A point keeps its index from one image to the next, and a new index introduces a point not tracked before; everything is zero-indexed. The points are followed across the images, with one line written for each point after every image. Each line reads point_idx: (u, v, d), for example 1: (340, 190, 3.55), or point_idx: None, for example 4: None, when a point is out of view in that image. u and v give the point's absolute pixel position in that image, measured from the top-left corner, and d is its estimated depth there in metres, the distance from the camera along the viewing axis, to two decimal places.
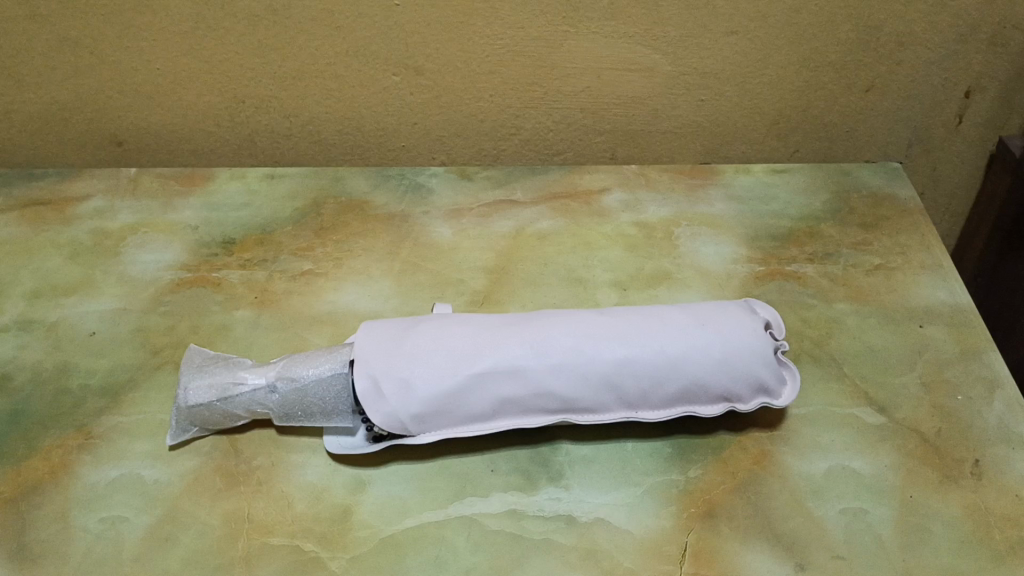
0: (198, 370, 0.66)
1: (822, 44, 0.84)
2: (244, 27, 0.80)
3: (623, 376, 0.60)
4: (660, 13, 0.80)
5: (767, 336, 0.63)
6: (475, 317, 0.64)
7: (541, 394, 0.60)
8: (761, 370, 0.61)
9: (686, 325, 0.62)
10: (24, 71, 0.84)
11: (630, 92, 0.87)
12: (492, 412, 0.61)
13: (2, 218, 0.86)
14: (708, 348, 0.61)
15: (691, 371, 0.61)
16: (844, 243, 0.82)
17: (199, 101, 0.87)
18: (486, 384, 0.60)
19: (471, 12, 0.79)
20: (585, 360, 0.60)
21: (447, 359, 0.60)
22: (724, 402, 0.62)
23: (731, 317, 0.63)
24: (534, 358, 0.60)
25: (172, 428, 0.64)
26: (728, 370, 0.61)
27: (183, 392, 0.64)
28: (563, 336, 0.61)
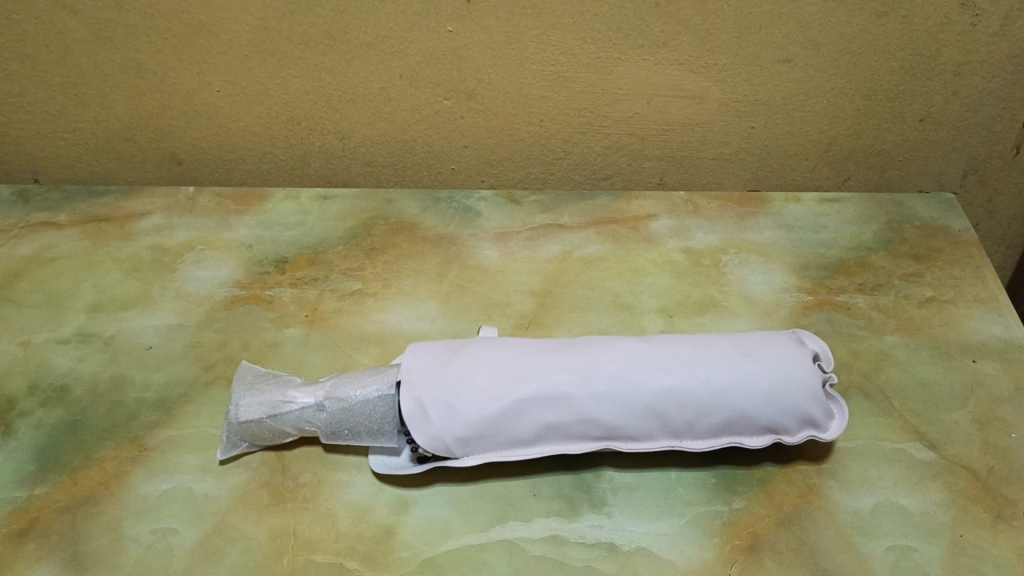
0: (249, 387, 0.67)
1: (875, 73, 0.84)
2: (302, 52, 0.82)
3: (668, 406, 0.60)
4: (712, 41, 0.80)
5: (815, 368, 0.62)
6: (521, 342, 0.65)
7: (586, 421, 0.60)
8: (809, 402, 0.61)
9: (733, 355, 0.62)
10: (91, 92, 0.87)
11: (680, 119, 0.88)
12: (535, 437, 0.61)
13: (66, 233, 0.90)
14: (754, 379, 0.61)
15: (737, 402, 0.60)
16: (895, 274, 0.81)
17: (257, 123, 0.90)
18: (531, 409, 0.60)
19: (523, 38, 0.80)
20: (630, 387, 0.61)
21: (493, 383, 0.61)
22: (770, 434, 0.61)
23: (779, 348, 0.62)
24: (579, 384, 0.61)
25: (223, 443, 0.65)
26: (775, 402, 0.60)
27: (234, 408, 0.65)
28: (608, 363, 0.62)
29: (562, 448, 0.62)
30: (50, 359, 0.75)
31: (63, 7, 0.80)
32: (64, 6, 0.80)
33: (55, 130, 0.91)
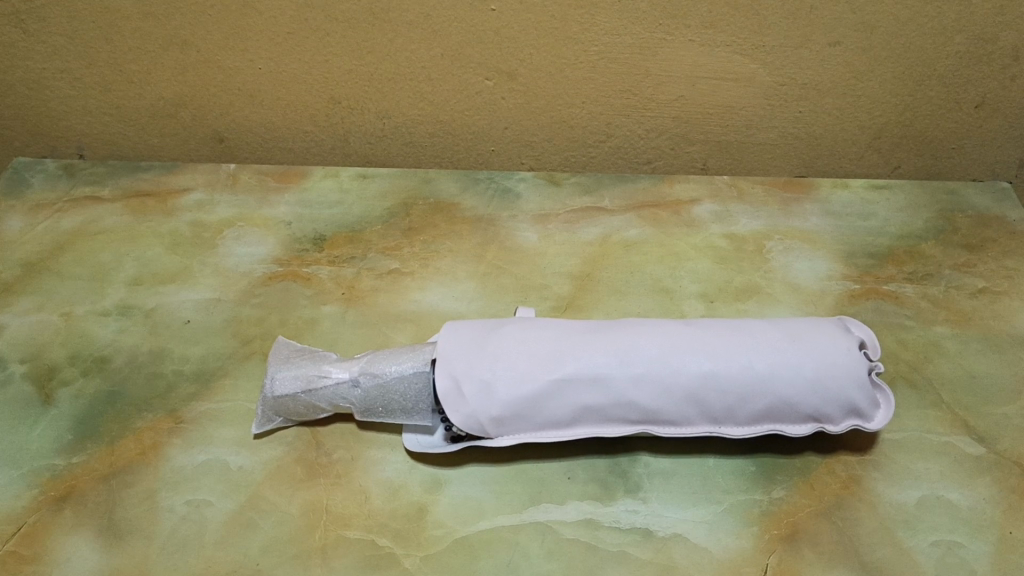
0: (285, 362, 0.67)
1: (930, 56, 0.81)
2: (345, 29, 0.82)
3: (709, 390, 0.59)
4: (761, 22, 0.78)
5: (862, 356, 0.60)
6: (559, 322, 0.64)
7: (624, 404, 0.59)
8: (854, 391, 0.59)
9: (777, 342, 0.60)
10: (135, 68, 0.87)
11: (725, 102, 0.86)
12: (572, 419, 0.60)
13: (109, 207, 0.90)
14: (799, 366, 0.59)
15: (781, 389, 0.59)
16: (946, 264, 0.78)
17: (298, 101, 0.90)
18: (568, 391, 0.59)
19: (567, 18, 0.79)
20: (670, 371, 0.59)
21: (530, 363, 0.60)
22: (814, 422, 0.60)
23: (825, 335, 0.61)
24: (619, 366, 0.59)
25: (258, 417, 0.65)
26: (820, 390, 0.59)
27: (271, 382, 0.65)
28: (649, 345, 0.60)
29: (600, 431, 0.61)
30: (91, 330, 0.76)
31: None
32: None
33: (101, 105, 0.92)
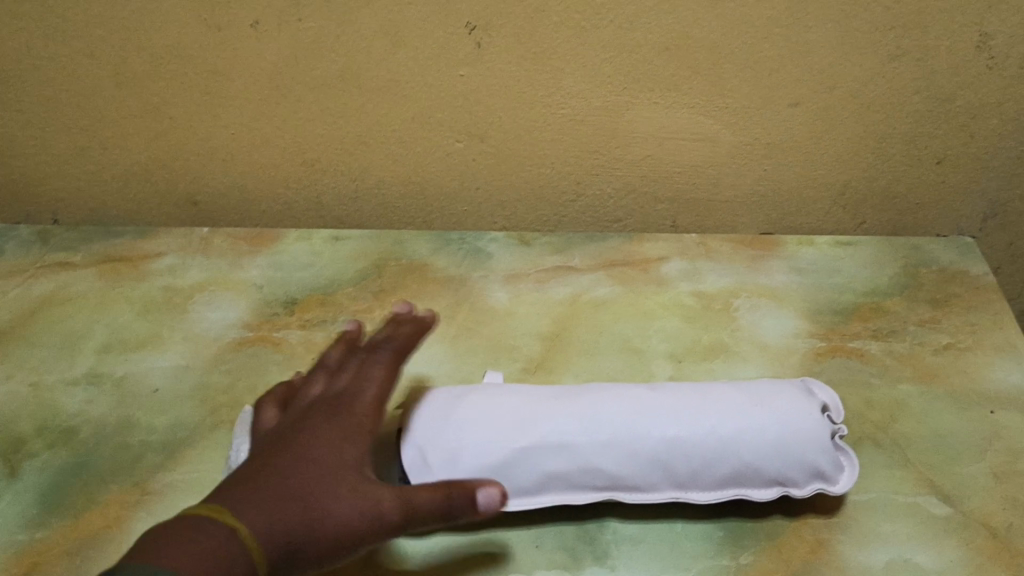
0: (252, 432, 0.67)
1: (890, 115, 0.82)
2: (316, 95, 0.83)
3: (675, 456, 0.59)
4: (723, 84, 0.80)
5: (824, 420, 0.61)
6: (525, 389, 0.64)
7: (589, 470, 0.59)
8: (818, 455, 0.60)
9: (740, 406, 0.61)
10: (109, 134, 0.88)
11: (692, 161, 0.87)
12: (536, 487, 0.60)
13: (81, 273, 0.91)
14: (763, 431, 0.60)
15: (746, 453, 0.59)
16: (911, 320, 0.79)
17: (270, 165, 0.90)
18: (532, 458, 0.59)
19: (534, 82, 0.81)
20: (636, 437, 0.60)
21: (494, 430, 0.60)
22: (779, 486, 0.60)
23: (787, 398, 0.62)
24: (584, 433, 0.60)
25: None
26: (783, 453, 0.60)
27: (237, 453, 0.65)
28: (614, 411, 0.61)
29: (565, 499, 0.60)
30: (59, 399, 0.75)
31: (83, 54, 0.81)
32: (85, 53, 0.81)
33: (75, 171, 0.92)
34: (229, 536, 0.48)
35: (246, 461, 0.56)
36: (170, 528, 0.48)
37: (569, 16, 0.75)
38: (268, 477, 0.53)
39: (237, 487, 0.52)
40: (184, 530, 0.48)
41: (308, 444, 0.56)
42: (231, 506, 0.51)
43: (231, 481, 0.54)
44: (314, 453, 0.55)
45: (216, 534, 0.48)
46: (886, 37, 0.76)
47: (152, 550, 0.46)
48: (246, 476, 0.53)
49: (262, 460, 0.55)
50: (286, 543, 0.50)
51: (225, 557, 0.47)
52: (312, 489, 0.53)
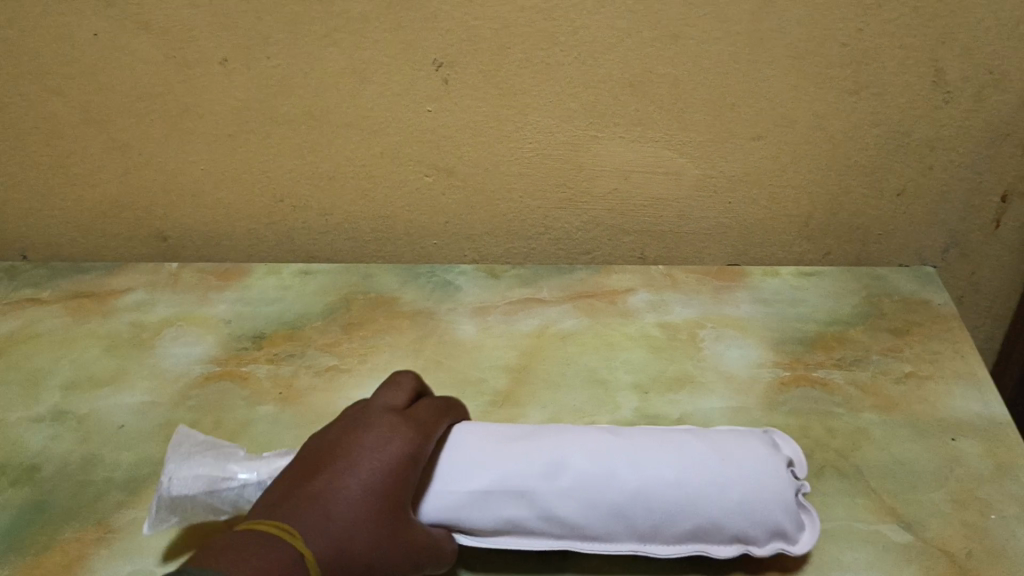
0: (187, 455, 0.66)
1: (850, 148, 0.84)
2: (285, 131, 0.84)
3: (635, 507, 0.59)
4: (685, 118, 0.82)
5: (790, 477, 0.61)
6: (491, 429, 0.65)
7: (548, 518, 0.60)
8: (781, 516, 0.59)
9: (707, 456, 0.61)
10: (78, 171, 0.89)
11: (657, 194, 0.88)
12: (495, 531, 0.61)
13: (49, 309, 0.90)
14: (727, 489, 0.59)
15: (708, 510, 0.59)
16: (873, 349, 0.80)
17: (240, 201, 0.91)
18: (493, 504, 0.60)
19: (501, 117, 0.82)
20: (597, 487, 0.60)
21: (458, 475, 0.61)
22: (740, 543, 0.60)
23: (754, 457, 0.61)
24: (544, 480, 0.60)
25: (151, 517, 0.63)
26: (746, 513, 0.59)
27: (168, 481, 0.63)
28: (578, 455, 0.61)
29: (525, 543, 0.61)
30: (22, 438, 0.75)
31: (52, 91, 0.82)
32: (54, 90, 0.82)
33: (43, 207, 0.93)
34: (297, 562, 0.49)
35: (322, 455, 0.57)
36: (245, 540, 0.49)
37: (532, 52, 0.77)
38: (342, 491, 0.54)
39: (300, 500, 0.53)
40: (256, 545, 0.49)
41: (381, 448, 0.57)
42: (295, 521, 0.52)
43: (323, 482, 0.54)
44: (379, 463, 0.56)
45: (283, 554, 0.49)
46: (842, 72, 0.78)
47: (231, 565, 0.47)
48: (329, 485, 0.54)
49: (317, 461, 0.57)
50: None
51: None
52: (364, 505, 0.54)
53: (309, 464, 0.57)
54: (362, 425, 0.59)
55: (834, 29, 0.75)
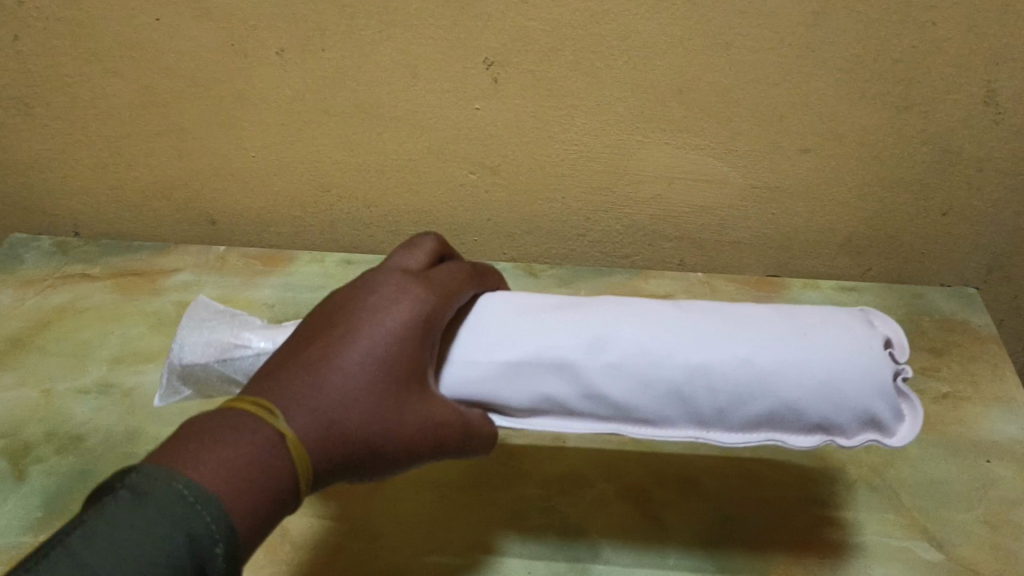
0: (199, 324, 0.68)
1: (896, 165, 0.84)
2: (336, 122, 0.86)
3: (696, 388, 0.54)
4: (733, 127, 0.82)
5: (887, 356, 0.54)
6: (536, 300, 0.62)
7: (593, 395, 0.56)
8: (874, 401, 0.53)
9: (785, 334, 0.55)
10: (133, 151, 0.91)
11: (700, 202, 0.89)
12: (535, 407, 0.58)
13: (99, 285, 0.93)
14: (809, 369, 0.53)
15: (783, 391, 0.53)
16: (911, 367, 0.80)
17: (289, 189, 0.93)
18: (529, 377, 0.57)
19: (548, 118, 0.83)
20: (652, 364, 0.55)
21: (494, 346, 0.58)
22: (821, 430, 0.54)
23: (840, 333, 0.55)
24: (588, 353, 0.56)
25: (166, 385, 0.68)
26: (830, 395, 0.53)
27: (182, 347, 0.66)
28: (627, 330, 0.57)
29: (568, 423, 0.58)
30: (69, 408, 0.77)
31: (112, 72, 0.84)
32: (114, 72, 0.84)
33: (98, 186, 0.95)
34: (274, 444, 0.44)
35: (322, 322, 0.52)
36: (212, 422, 0.44)
37: (584, 56, 0.78)
38: (337, 362, 0.49)
39: (292, 370, 0.48)
40: (219, 433, 0.43)
41: (388, 310, 0.51)
42: (277, 397, 0.47)
43: (318, 353, 0.49)
44: (384, 327, 0.51)
45: (258, 438, 0.43)
46: (894, 89, 0.78)
47: (187, 460, 0.41)
48: (327, 355, 0.49)
49: (318, 328, 0.52)
50: (342, 453, 0.48)
51: (260, 467, 0.43)
52: (367, 379, 0.49)
53: (311, 326, 0.52)
54: (367, 287, 0.53)
55: (889, 46, 0.75)
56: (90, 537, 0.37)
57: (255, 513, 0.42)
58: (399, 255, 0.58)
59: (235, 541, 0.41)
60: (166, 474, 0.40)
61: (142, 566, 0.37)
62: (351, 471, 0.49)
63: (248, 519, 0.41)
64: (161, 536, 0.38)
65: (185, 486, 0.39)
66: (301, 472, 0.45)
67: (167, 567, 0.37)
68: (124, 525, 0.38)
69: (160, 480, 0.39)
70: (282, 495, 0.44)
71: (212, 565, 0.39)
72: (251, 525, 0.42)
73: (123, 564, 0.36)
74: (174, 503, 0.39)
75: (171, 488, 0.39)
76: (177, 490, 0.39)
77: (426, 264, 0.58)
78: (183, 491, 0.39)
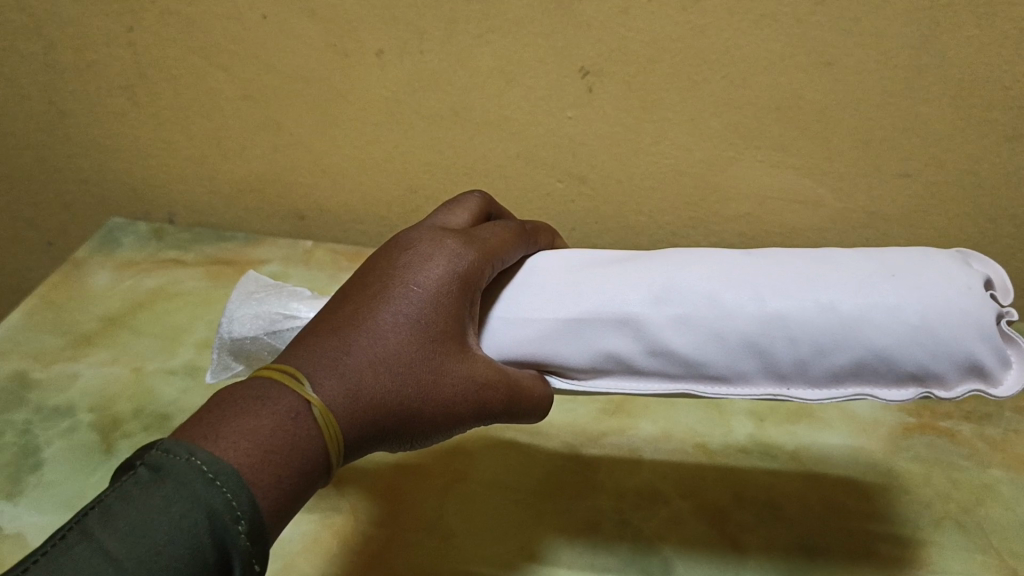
0: (248, 297, 0.68)
1: (1002, 196, 0.80)
2: (428, 123, 0.87)
3: (774, 338, 0.52)
4: (830, 148, 0.80)
5: (987, 297, 0.50)
6: (596, 259, 0.62)
7: (660, 351, 0.55)
8: (975, 344, 0.49)
9: (871, 277, 0.52)
10: (231, 143, 0.94)
11: (791, 223, 0.87)
12: (599, 368, 0.57)
13: (190, 272, 0.97)
14: (899, 311, 0.50)
15: (872, 338, 0.50)
16: (1007, 405, 0.77)
17: (378, 188, 0.94)
18: (592, 334, 0.56)
19: (641, 130, 0.83)
20: (723, 315, 0.53)
21: (555, 303, 0.58)
22: (917, 382, 0.51)
23: (936, 272, 0.51)
24: (653, 305, 0.55)
25: (215, 366, 0.68)
26: (926, 340, 0.50)
27: (229, 322, 0.66)
28: (694, 281, 0.55)
29: (636, 384, 0.57)
30: (158, 386, 0.80)
31: (217, 66, 0.87)
32: (219, 66, 0.86)
33: (196, 176, 0.98)
34: (300, 413, 0.42)
35: (360, 279, 0.51)
36: (235, 394, 0.42)
37: (681, 68, 0.77)
38: (369, 323, 0.48)
39: (321, 332, 0.47)
40: (241, 404, 0.42)
41: (426, 262, 0.51)
42: (301, 363, 0.45)
43: (350, 313, 0.48)
44: (423, 281, 0.50)
45: (281, 407, 0.42)
46: (1005, 115, 0.75)
47: (206, 434, 0.40)
48: (363, 313, 0.48)
49: (355, 287, 0.51)
50: (373, 418, 0.46)
51: (284, 438, 0.41)
52: (404, 335, 0.48)
53: (349, 285, 0.52)
54: (405, 242, 0.53)
55: (1002, 71, 0.72)
56: (108, 518, 0.36)
57: (281, 485, 0.40)
58: (444, 218, 0.59)
59: (258, 519, 0.39)
60: (185, 450, 0.38)
61: (157, 547, 0.35)
62: (390, 439, 0.47)
63: (272, 493, 0.40)
64: (179, 518, 0.36)
65: (204, 462, 0.38)
66: (332, 440, 0.43)
67: (183, 550, 0.36)
68: (142, 506, 0.36)
69: (178, 457, 0.38)
70: (310, 468, 0.42)
71: (235, 546, 0.38)
72: (275, 501, 0.40)
73: (139, 545, 0.35)
74: (194, 480, 0.37)
75: (191, 464, 0.38)
76: (196, 466, 0.38)
77: (469, 225, 0.59)
78: (202, 469, 0.38)
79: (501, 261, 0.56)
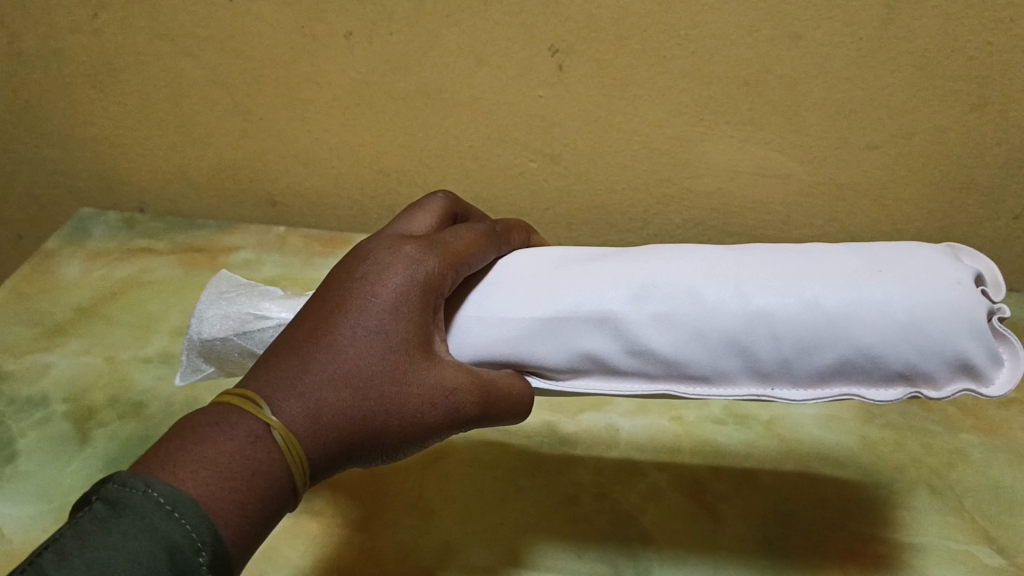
0: (218, 297, 0.68)
1: (969, 165, 0.81)
2: (399, 106, 0.86)
3: (758, 336, 0.52)
4: (799, 122, 0.81)
5: (977, 293, 0.49)
6: (574, 257, 0.61)
7: (641, 350, 0.54)
8: (963, 341, 0.49)
9: (857, 272, 0.52)
10: (199, 130, 0.93)
11: (761, 198, 0.88)
12: (578, 367, 0.57)
13: (163, 261, 0.96)
14: (888, 308, 0.50)
15: (858, 335, 0.50)
16: None
17: (350, 172, 0.94)
18: (569, 334, 0.56)
19: (612, 108, 0.83)
20: (702, 314, 0.53)
21: (532, 302, 0.58)
22: (905, 381, 0.51)
23: (925, 267, 0.51)
24: (632, 303, 0.55)
25: (184, 366, 0.67)
26: (913, 337, 0.49)
27: (198, 322, 0.66)
28: (676, 279, 0.55)
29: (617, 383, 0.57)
30: (132, 375, 0.80)
31: (183, 52, 0.86)
32: (185, 52, 0.85)
33: (165, 165, 0.98)
34: (260, 437, 0.42)
35: (325, 291, 0.51)
36: (194, 422, 0.42)
37: (650, 45, 0.77)
38: (329, 339, 0.47)
39: (281, 352, 0.47)
40: (199, 433, 0.41)
41: (388, 269, 0.50)
42: (260, 386, 0.45)
43: (310, 330, 0.48)
44: (385, 290, 0.49)
45: (239, 432, 0.42)
46: (970, 85, 0.75)
47: (164, 465, 0.39)
48: (324, 329, 0.48)
49: (319, 299, 0.51)
50: (339, 436, 0.45)
51: (245, 464, 0.41)
52: (368, 347, 0.47)
53: (313, 297, 0.51)
54: (365, 251, 0.52)
55: (967, 41, 0.73)
56: (63, 557, 0.35)
57: (243, 513, 0.40)
58: (408, 223, 0.58)
59: (220, 549, 0.39)
60: (142, 482, 0.38)
61: None
62: (362, 454, 0.47)
63: (235, 523, 0.40)
64: (138, 552, 0.36)
65: (161, 495, 0.38)
66: (294, 462, 0.43)
67: None
68: (98, 543, 0.36)
69: (133, 491, 0.38)
70: (274, 492, 0.42)
71: None
72: (238, 528, 0.40)
73: None
74: (153, 513, 0.37)
75: (148, 497, 0.37)
76: (153, 499, 0.37)
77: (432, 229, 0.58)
78: (159, 501, 0.37)
79: (467, 264, 0.56)
